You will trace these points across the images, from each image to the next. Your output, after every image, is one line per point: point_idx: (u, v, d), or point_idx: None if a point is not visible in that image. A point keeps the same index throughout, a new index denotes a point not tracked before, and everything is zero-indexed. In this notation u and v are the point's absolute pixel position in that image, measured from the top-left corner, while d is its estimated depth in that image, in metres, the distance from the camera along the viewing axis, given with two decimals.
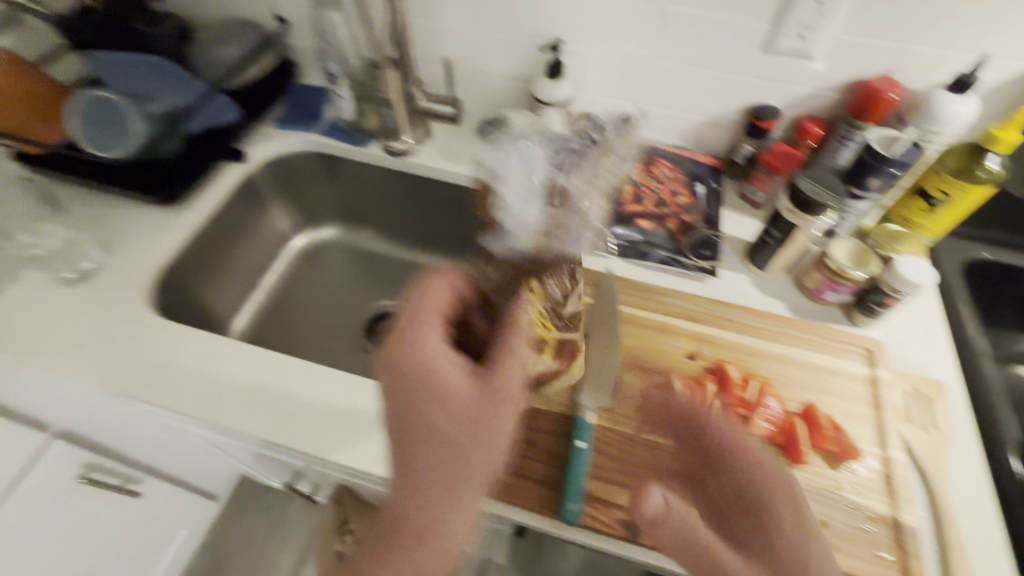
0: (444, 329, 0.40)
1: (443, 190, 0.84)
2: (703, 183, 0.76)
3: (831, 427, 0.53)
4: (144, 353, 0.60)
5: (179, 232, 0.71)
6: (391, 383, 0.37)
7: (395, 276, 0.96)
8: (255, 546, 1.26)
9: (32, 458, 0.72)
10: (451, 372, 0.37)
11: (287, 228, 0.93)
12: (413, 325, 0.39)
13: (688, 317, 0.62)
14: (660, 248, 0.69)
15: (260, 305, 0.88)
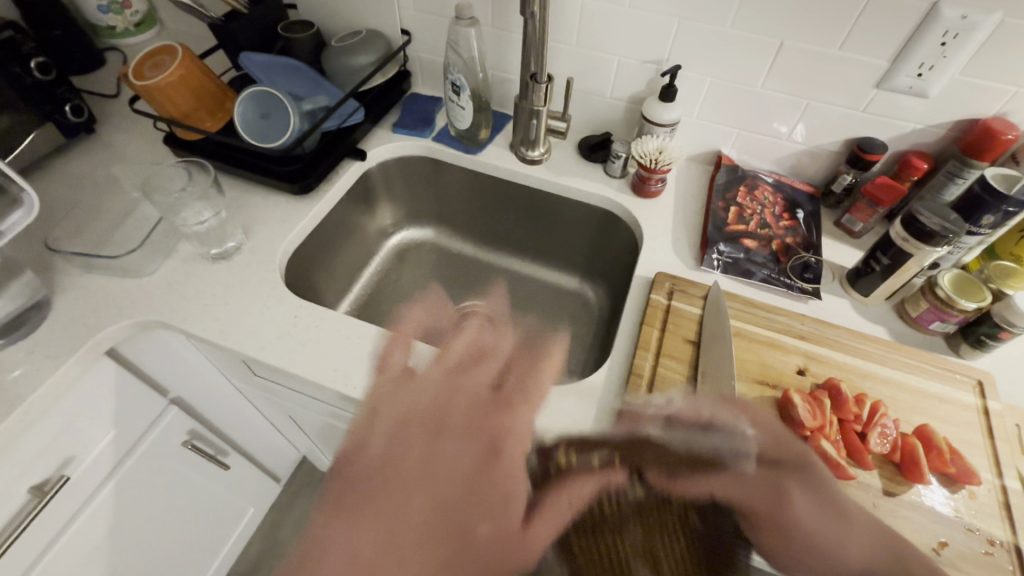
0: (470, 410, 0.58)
1: (544, 198, 0.90)
2: (801, 209, 0.79)
3: (949, 451, 0.54)
4: (285, 326, 0.66)
5: (308, 221, 0.77)
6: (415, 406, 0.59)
7: (483, 280, 1.00)
8: None
9: (154, 420, 0.77)
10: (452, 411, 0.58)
11: (387, 224, 0.99)
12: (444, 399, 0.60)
13: (795, 334, 0.65)
14: (763, 268, 0.72)
15: (358, 295, 0.94)
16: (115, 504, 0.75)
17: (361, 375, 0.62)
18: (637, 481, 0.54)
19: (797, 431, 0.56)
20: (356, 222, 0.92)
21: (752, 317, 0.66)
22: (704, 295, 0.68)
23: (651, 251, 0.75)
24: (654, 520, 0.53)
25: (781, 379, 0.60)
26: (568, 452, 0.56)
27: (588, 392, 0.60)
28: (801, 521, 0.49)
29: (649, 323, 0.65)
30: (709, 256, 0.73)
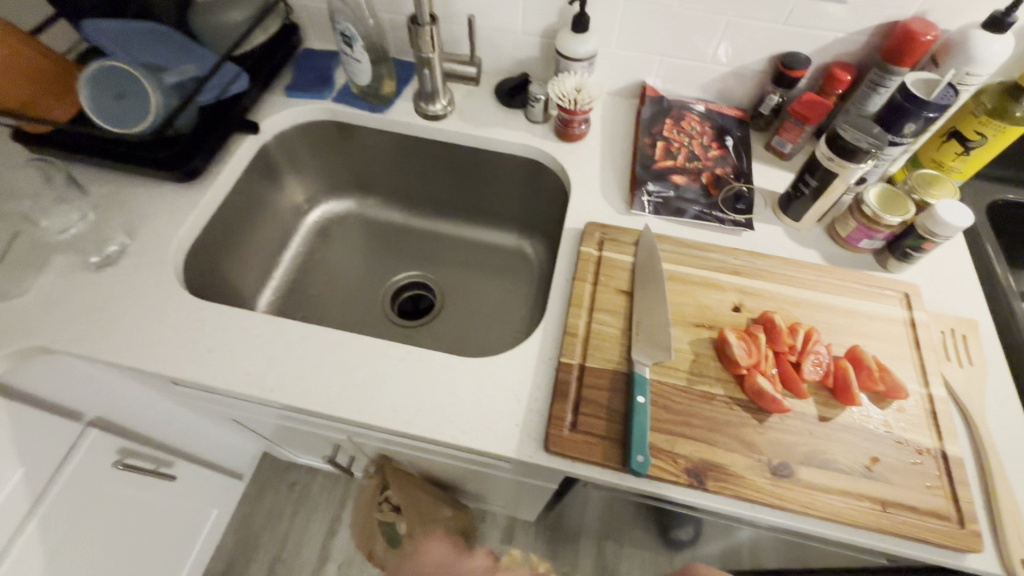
0: None
1: (466, 154, 0.84)
2: (731, 135, 0.76)
3: (878, 369, 0.55)
4: (187, 331, 0.60)
5: (202, 211, 0.69)
6: None
7: (416, 247, 0.95)
8: (284, 520, 1.28)
9: (69, 449, 0.71)
10: None
11: (301, 200, 0.92)
12: None
13: (729, 270, 0.63)
14: (694, 204, 0.69)
15: (282, 282, 0.87)
16: (44, 540, 0.70)
17: (279, 376, 0.57)
18: None
19: (734, 370, 0.55)
20: (265, 202, 0.84)
21: (685, 258, 0.64)
22: (636, 241, 0.65)
23: (580, 199, 0.71)
24: None
25: (717, 319, 0.59)
26: (507, 427, 0.54)
27: (523, 360, 0.57)
28: None
29: (581, 278, 0.62)
30: (639, 198, 0.69)
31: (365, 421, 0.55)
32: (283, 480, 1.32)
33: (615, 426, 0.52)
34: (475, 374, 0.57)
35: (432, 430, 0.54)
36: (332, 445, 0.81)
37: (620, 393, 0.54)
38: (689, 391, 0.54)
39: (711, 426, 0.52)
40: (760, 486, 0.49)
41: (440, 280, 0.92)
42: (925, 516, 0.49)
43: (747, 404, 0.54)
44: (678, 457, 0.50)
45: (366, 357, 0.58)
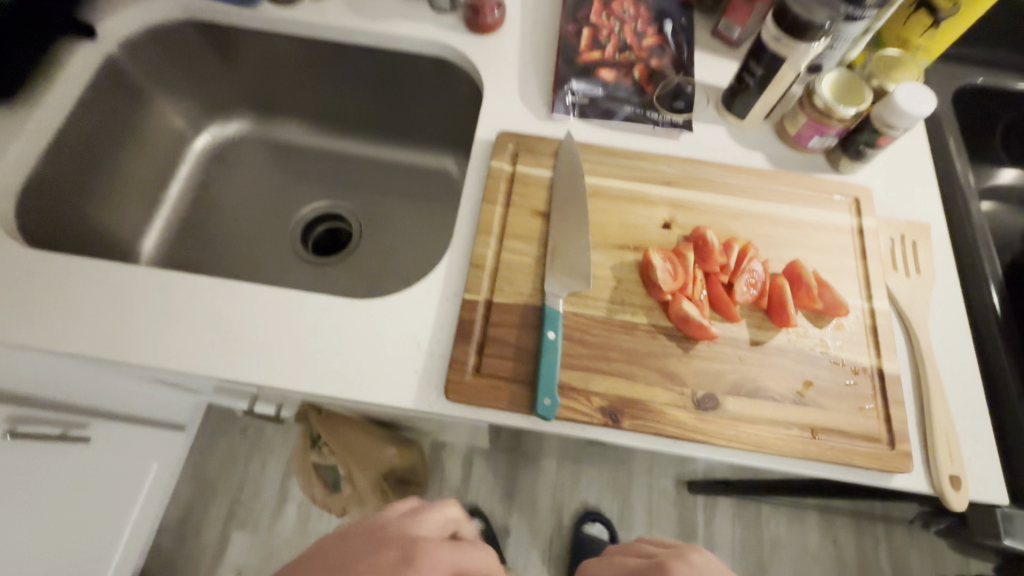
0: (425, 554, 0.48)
1: (363, 58, 0.71)
2: (671, 19, 0.64)
3: (817, 284, 0.49)
4: (17, 288, 0.50)
5: (28, 143, 0.58)
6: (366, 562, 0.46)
7: (327, 172, 0.83)
8: (239, 464, 1.24)
9: None
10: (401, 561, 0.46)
11: (182, 125, 0.78)
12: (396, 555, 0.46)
13: (662, 181, 0.55)
14: (626, 104, 0.59)
15: (171, 221, 0.76)
16: None
17: (136, 334, 0.49)
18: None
19: (658, 297, 0.48)
20: (131, 128, 0.71)
21: (612, 169, 0.55)
22: (556, 151, 0.56)
23: (493, 103, 0.60)
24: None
25: (644, 238, 0.52)
26: (406, 375, 0.47)
27: (423, 299, 0.50)
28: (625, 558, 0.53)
29: (490, 199, 0.53)
30: (561, 99, 0.59)
31: (242, 379, 0.48)
32: (233, 424, 1.27)
33: (524, 366, 0.46)
34: (368, 316, 0.49)
35: (319, 385, 0.47)
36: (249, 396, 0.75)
37: (532, 330, 0.48)
38: (609, 323, 0.48)
39: (631, 358, 0.47)
40: (682, 421, 0.45)
41: (357, 209, 0.82)
42: (856, 440, 0.45)
43: (671, 331, 0.48)
44: (593, 395, 0.45)
45: (238, 305, 0.50)
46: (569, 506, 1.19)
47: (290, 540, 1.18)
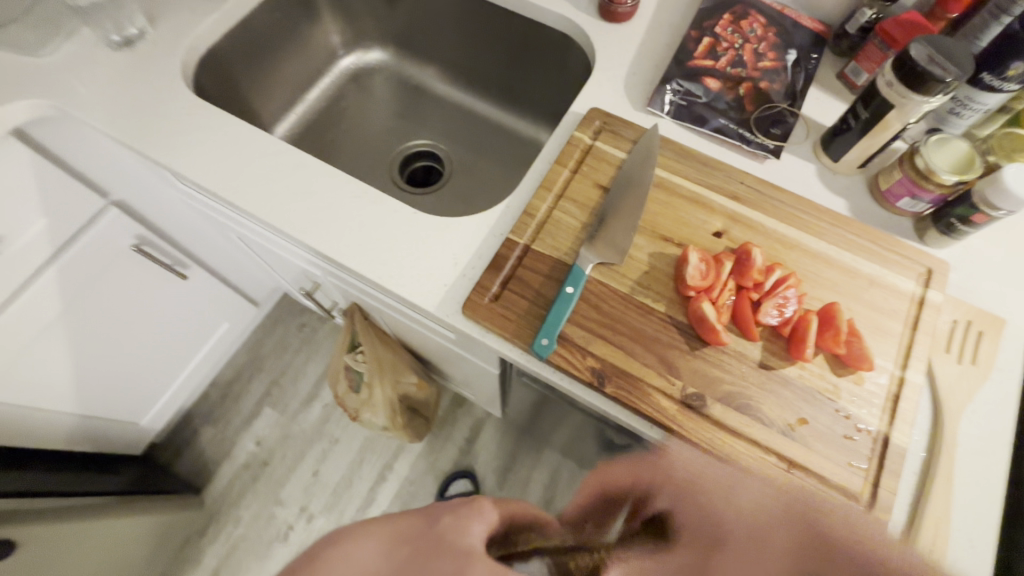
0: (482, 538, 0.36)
1: (501, 21, 0.78)
2: (796, 50, 0.64)
3: (848, 332, 0.48)
4: (173, 122, 0.62)
5: (220, 17, 0.71)
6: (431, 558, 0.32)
7: (440, 117, 0.92)
8: (289, 353, 1.39)
9: (91, 220, 0.80)
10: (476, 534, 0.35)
11: (336, 43, 0.91)
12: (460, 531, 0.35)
13: (728, 192, 0.56)
14: (721, 116, 0.60)
15: (301, 118, 0.88)
16: (60, 290, 0.80)
17: (243, 182, 0.59)
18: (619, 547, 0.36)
19: (682, 291, 0.50)
20: (297, 31, 0.84)
21: (682, 169, 0.57)
22: (637, 139, 0.58)
23: (595, 84, 0.64)
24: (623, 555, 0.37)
25: (691, 239, 0.53)
26: (437, 284, 0.53)
27: (473, 229, 0.55)
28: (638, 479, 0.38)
29: (562, 162, 0.57)
30: (660, 96, 0.61)
31: (307, 243, 0.56)
32: (296, 319, 1.42)
33: (537, 310, 0.50)
34: (423, 226, 0.55)
35: (365, 267, 0.54)
36: (313, 282, 0.85)
37: (555, 282, 0.51)
38: (627, 300, 0.50)
39: (636, 337, 0.49)
40: (664, 408, 0.46)
41: (453, 155, 0.90)
42: (833, 491, 0.44)
43: (684, 327, 0.49)
44: (589, 356, 0.48)
45: (325, 185, 0.58)
46: (557, 503, 1.21)
47: (306, 432, 1.30)
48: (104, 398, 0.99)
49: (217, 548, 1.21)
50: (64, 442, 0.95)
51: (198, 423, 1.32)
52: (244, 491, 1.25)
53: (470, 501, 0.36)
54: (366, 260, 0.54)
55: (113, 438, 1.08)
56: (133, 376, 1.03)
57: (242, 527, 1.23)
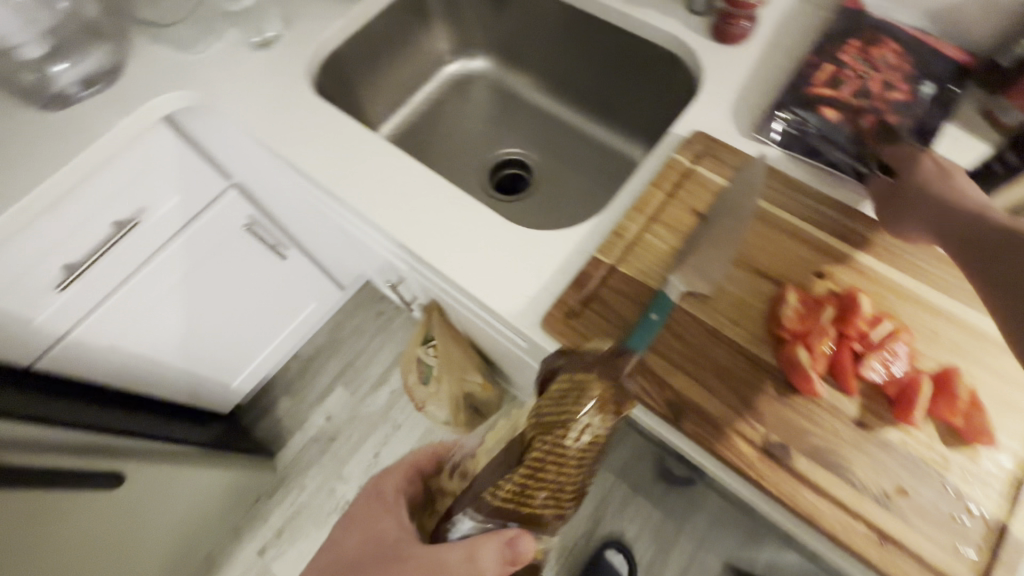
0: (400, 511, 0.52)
1: (606, 35, 0.78)
2: (933, 81, 0.58)
3: (967, 403, 0.43)
4: (295, 119, 0.68)
5: (346, 24, 0.77)
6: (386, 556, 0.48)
7: (534, 127, 0.93)
8: (365, 338, 1.47)
9: (214, 199, 0.89)
10: (390, 521, 0.51)
11: (443, 51, 0.94)
12: (383, 525, 0.51)
13: (837, 232, 0.52)
14: (837, 148, 0.56)
15: (404, 120, 0.93)
16: (184, 258, 0.90)
17: (349, 178, 0.63)
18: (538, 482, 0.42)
19: (776, 332, 0.48)
20: (409, 38, 0.89)
21: (785, 202, 0.54)
22: (740, 167, 0.56)
23: (700, 107, 0.62)
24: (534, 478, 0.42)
25: (790, 277, 0.50)
26: (519, 294, 0.54)
27: (559, 243, 0.56)
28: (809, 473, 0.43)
29: (657, 184, 0.56)
30: (770, 123, 0.58)
31: (401, 241, 0.59)
32: (375, 306, 1.51)
33: (617, 332, 0.50)
34: (511, 236, 0.57)
35: (453, 269, 0.56)
36: (398, 276, 0.90)
37: (639, 305, 0.51)
38: (712, 334, 0.48)
39: (719, 374, 0.47)
40: (743, 454, 0.44)
41: (543, 165, 0.91)
42: None
43: (773, 371, 0.47)
44: (666, 386, 0.47)
45: (423, 188, 0.61)
46: (606, 524, 1.18)
47: (372, 415, 1.38)
48: (205, 358, 1.10)
49: (282, 510, 1.30)
50: (168, 393, 1.07)
51: (278, 392, 1.43)
52: (311, 461, 1.34)
53: (382, 512, 0.53)
54: (454, 263, 0.56)
55: (208, 396, 1.19)
56: (231, 341, 1.14)
57: (306, 495, 1.31)
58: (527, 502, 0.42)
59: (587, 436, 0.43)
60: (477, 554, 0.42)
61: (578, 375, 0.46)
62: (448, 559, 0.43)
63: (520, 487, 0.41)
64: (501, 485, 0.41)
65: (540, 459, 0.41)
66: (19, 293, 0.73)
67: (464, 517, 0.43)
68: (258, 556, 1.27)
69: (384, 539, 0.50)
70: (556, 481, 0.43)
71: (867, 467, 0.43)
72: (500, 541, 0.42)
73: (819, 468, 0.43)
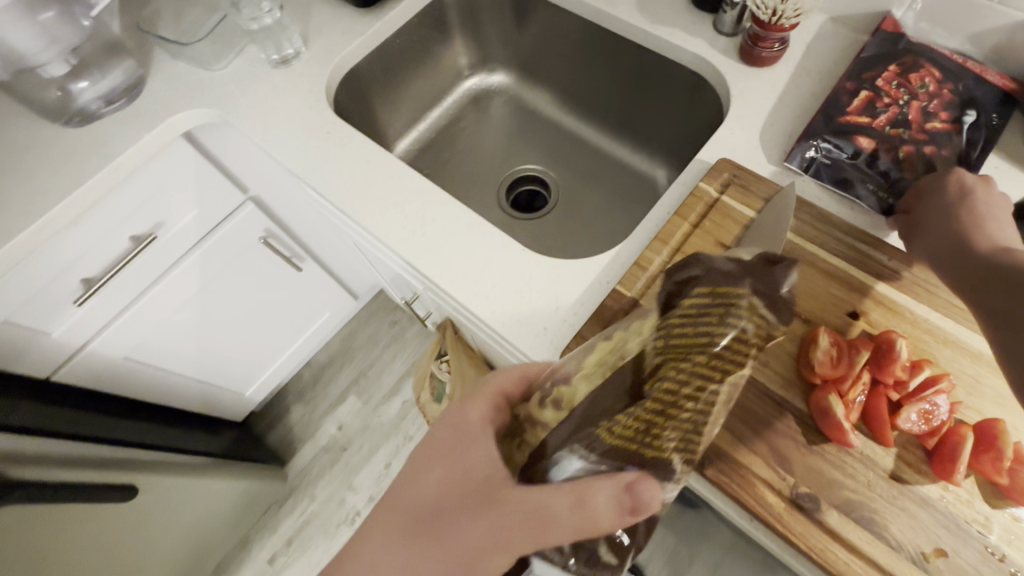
0: (489, 433, 0.42)
1: (629, 53, 0.76)
2: (977, 111, 0.56)
3: (1012, 457, 0.40)
4: (314, 137, 0.67)
5: (366, 42, 0.77)
6: (468, 497, 0.40)
7: (554, 143, 0.92)
8: (378, 347, 1.47)
9: (232, 212, 0.89)
10: (478, 451, 0.41)
11: (463, 65, 0.93)
12: (469, 450, 0.42)
13: (873, 269, 0.50)
14: (872, 180, 0.54)
15: (422, 135, 0.92)
16: (201, 271, 0.91)
17: (366, 201, 0.62)
18: (671, 415, 0.33)
19: (807, 376, 0.46)
20: (430, 53, 0.88)
21: (818, 236, 0.52)
22: (770, 197, 0.54)
23: (727, 133, 0.60)
24: (663, 416, 0.33)
25: (821, 317, 0.48)
26: (538, 326, 0.53)
27: (580, 273, 0.54)
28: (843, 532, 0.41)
29: (682, 215, 0.54)
30: (801, 151, 0.56)
31: (417, 267, 0.58)
32: (389, 316, 1.50)
33: None
34: (529, 266, 0.55)
35: (469, 298, 0.55)
36: (413, 293, 0.89)
37: None
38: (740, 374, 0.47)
39: (746, 418, 0.45)
40: (769, 504, 0.42)
41: (561, 183, 0.90)
42: None
43: (803, 417, 0.45)
44: None
45: (442, 213, 0.60)
46: None
47: (384, 425, 1.37)
48: (218, 368, 1.10)
49: (293, 519, 1.30)
50: (183, 401, 1.08)
51: (291, 399, 1.43)
52: (322, 470, 1.34)
53: (470, 433, 0.43)
54: (472, 293, 0.55)
55: (221, 404, 1.20)
56: (246, 351, 1.14)
57: (317, 504, 1.31)
58: (652, 442, 0.34)
59: (729, 363, 0.34)
60: (590, 499, 0.33)
61: (722, 289, 0.36)
62: (551, 506, 0.34)
63: (642, 423, 0.33)
64: (616, 420, 0.33)
65: (669, 393, 0.33)
66: (39, 307, 0.73)
67: (570, 456, 0.35)
68: (268, 564, 1.27)
69: (467, 474, 0.41)
70: (690, 418, 0.34)
71: (903, 523, 0.41)
72: (617, 487, 0.33)
73: (853, 525, 0.41)
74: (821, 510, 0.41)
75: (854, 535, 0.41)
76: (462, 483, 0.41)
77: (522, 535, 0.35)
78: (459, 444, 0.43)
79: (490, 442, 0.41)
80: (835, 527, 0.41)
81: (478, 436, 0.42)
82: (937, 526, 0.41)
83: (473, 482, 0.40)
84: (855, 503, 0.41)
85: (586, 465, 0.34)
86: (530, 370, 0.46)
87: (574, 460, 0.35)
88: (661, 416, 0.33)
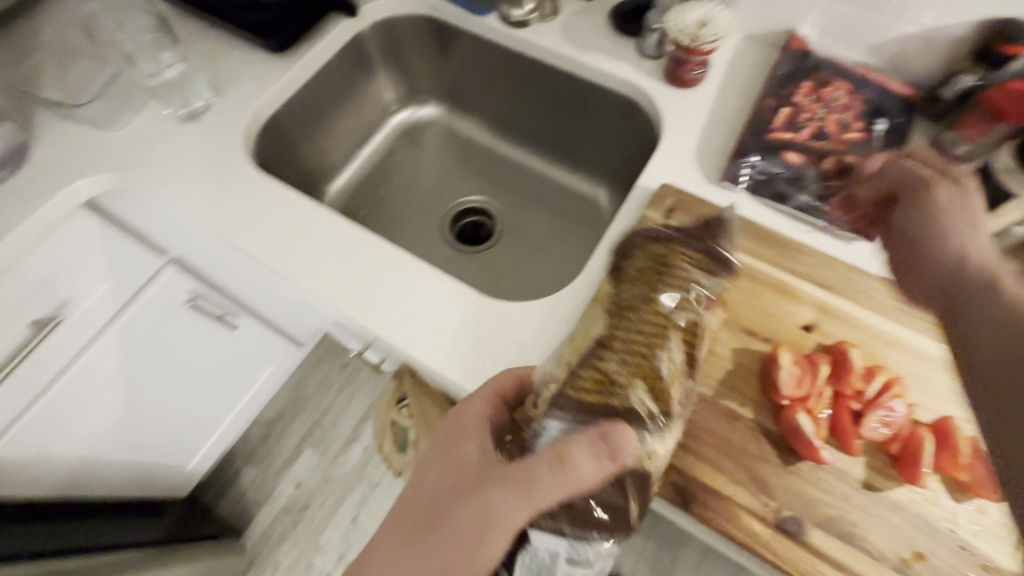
0: (484, 427, 0.41)
1: (558, 80, 0.76)
2: (885, 119, 0.59)
3: (968, 453, 0.42)
4: (237, 196, 0.62)
5: (284, 88, 0.72)
6: (459, 486, 0.39)
7: (492, 172, 0.90)
8: (331, 393, 1.39)
9: (150, 278, 0.79)
10: (469, 441, 0.41)
11: (390, 100, 0.90)
12: (460, 443, 0.41)
13: (819, 282, 0.51)
14: (804, 191, 0.56)
15: (354, 176, 0.88)
16: (121, 347, 0.82)
17: (301, 261, 0.58)
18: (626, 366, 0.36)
19: (773, 396, 0.46)
20: (355, 91, 0.84)
21: (766, 253, 0.52)
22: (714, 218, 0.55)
23: (664, 157, 0.61)
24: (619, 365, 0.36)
25: (778, 335, 0.49)
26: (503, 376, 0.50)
27: (539, 314, 0.53)
28: (830, 550, 0.41)
29: None
30: (736, 170, 0.58)
31: (366, 327, 0.54)
32: (339, 359, 1.43)
33: None
34: (485, 312, 0.53)
35: (427, 355, 0.52)
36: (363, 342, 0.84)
37: None
38: (710, 403, 0.47)
39: (722, 448, 0.45)
40: (756, 534, 0.42)
41: (505, 211, 0.88)
42: None
43: (775, 439, 0.45)
44: (672, 469, 0.44)
45: (386, 264, 0.57)
46: None
47: (347, 475, 1.30)
48: (151, 445, 0.99)
49: None
50: (117, 488, 0.97)
51: (240, 464, 1.32)
52: (283, 535, 1.25)
53: (459, 428, 0.42)
54: (428, 349, 0.52)
55: (160, 484, 1.08)
56: (183, 421, 1.04)
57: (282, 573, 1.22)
58: (616, 391, 0.35)
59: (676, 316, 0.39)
60: (570, 456, 0.33)
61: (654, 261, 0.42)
62: (533, 471, 0.34)
63: (602, 375, 0.36)
64: (578, 377, 0.36)
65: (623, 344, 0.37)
66: None
67: (548, 421, 0.36)
68: None
69: (458, 465, 0.40)
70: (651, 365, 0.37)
71: (883, 533, 0.42)
72: (592, 438, 0.33)
73: (838, 543, 0.41)
74: (806, 531, 0.42)
75: (839, 553, 0.41)
76: (453, 473, 0.40)
77: (506, 507, 0.35)
78: (449, 441, 0.42)
79: (483, 433, 0.41)
80: (822, 547, 0.41)
81: (470, 428, 0.42)
82: (913, 529, 0.42)
83: (465, 471, 0.40)
84: (836, 520, 0.42)
85: (563, 427, 0.35)
86: (526, 372, 0.44)
87: (553, 426, 0.36)
88: (617, 365, 0.36)
